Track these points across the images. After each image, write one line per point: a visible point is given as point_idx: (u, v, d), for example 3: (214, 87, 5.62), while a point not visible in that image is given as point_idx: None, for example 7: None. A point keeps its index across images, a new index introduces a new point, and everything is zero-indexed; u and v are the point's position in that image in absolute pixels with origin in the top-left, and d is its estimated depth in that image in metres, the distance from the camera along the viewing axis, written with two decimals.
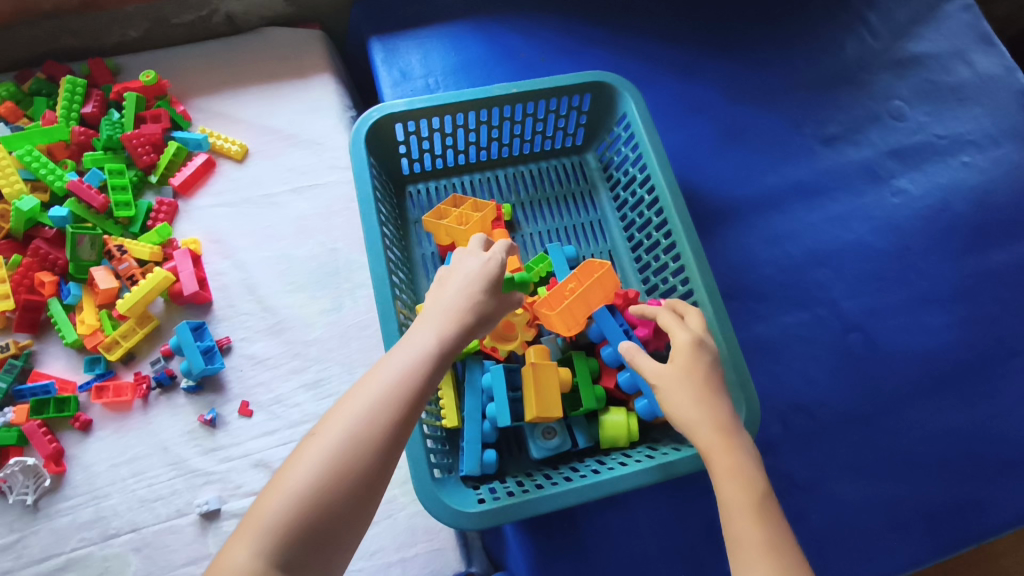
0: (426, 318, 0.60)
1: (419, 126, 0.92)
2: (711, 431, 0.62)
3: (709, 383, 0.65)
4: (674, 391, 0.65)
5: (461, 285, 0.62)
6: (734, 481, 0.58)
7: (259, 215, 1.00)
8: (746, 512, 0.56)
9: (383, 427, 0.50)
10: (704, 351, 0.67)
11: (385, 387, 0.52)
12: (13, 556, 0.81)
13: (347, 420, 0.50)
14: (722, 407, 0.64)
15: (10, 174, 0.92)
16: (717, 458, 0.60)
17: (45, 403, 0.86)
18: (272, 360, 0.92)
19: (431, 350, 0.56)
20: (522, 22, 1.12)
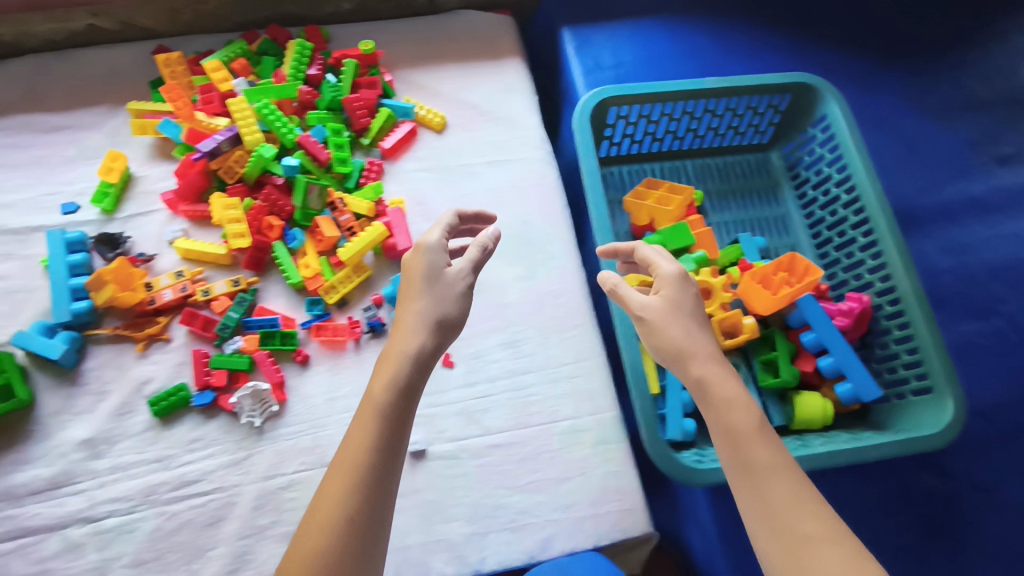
0: (383, 361, 0.67)
1: (629, 111, 0.98)
2: (703, 363, 0.65)
3: (692, 315, 0.68)
4: (664, 322, 0.68)
5: (405, 317, 0.69)
6: (733, 416, 0.62)
7: (457, 183, 1.07)
8: (752, 437, 0.61)
9: (366, 481, 0.61)
10: (687, 283, 0.70)
11: (360, 453, 0.62)
12: (241, 471, 0.88)
13: (341, 488, 0.61)
14: (707, 338, 0.67)
15: (251, 123, 0.98)
16: (717, 391, 0.64)
17: (271, 335, 0.93)
18: (473, 318, 0.99)
19: (394, 398, 0.64)
20: (707, 25, 1.18)
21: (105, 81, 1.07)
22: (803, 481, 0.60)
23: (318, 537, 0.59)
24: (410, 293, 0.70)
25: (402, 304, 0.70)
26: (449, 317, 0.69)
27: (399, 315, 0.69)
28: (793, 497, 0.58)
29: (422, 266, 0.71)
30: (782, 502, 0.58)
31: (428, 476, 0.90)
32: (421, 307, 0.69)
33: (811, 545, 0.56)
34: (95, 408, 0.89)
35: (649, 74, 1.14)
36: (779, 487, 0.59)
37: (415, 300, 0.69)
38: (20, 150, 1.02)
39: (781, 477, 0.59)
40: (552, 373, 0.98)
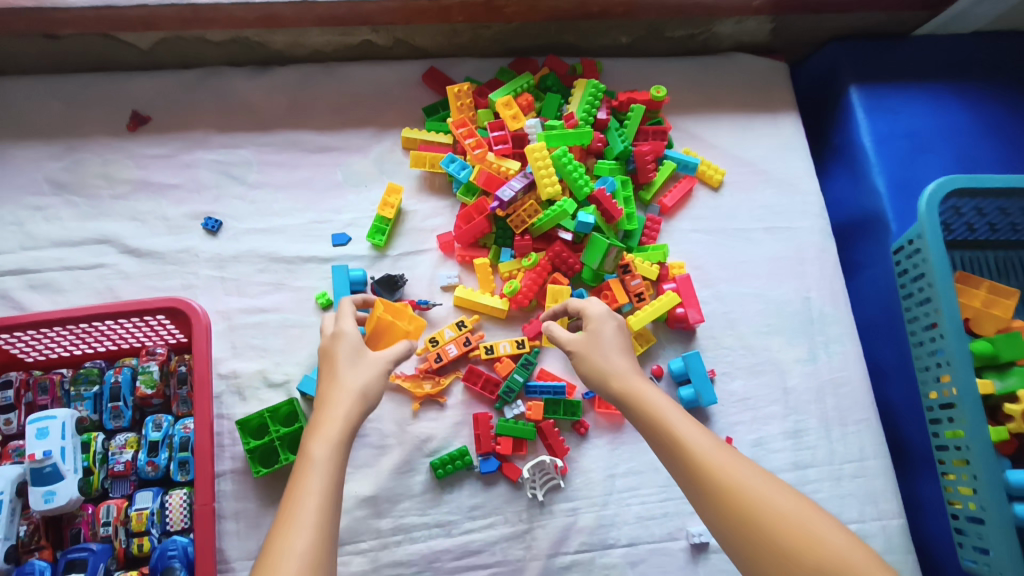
0: (316, 424, 0.65)
1: (967, 203, 0.90)
2: (617, 373, 0.70)
3: (615, 340, 0.74)
4: (593, 345, 0.73)
5: (335, 365, 0.70)
6: (646, 416, 0.65)
7: (735, 248, 1.00)
8: (666, 409, 0.65)
9: (329, 480, 0.59)
10: (613, 315, 0.76)
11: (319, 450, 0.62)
12: (523, 546, 0.84)
13: (306, 495, 0.58)
14: (626, 355, 0.72)
15: (550, 172, 0.91)
16: (632, 392, 0.68)
17: (557, 403, 0.88)
18: (754, 401, 0.93)
19: (345, 424, 0.65)
20: (1007, 97, 1.07)
21: (371, 101, 1.02)
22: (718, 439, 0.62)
23: (290, 543, 0.54)
24: (333, 367, 0.70)
25: (332, 364, 0.70)
26: (370, 391, 0.69)
27: (326, 384, 0.69)
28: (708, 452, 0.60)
29: (343, 352, 0.71)
30: (710, 458, 0.59)
31: (710, 569, 0.86)
32: (348, 383, 0.68)
33: (757, 500, 0.56)
34: (376, 462, 0.85)
35: (948, 151, 1.03)
36: (694, 445, 0.61)
37: (343, 368, 0.69)
38: (288, 169, 0.97)
39: (700, 439, 0.61)
40: (836, 470, 0.91)
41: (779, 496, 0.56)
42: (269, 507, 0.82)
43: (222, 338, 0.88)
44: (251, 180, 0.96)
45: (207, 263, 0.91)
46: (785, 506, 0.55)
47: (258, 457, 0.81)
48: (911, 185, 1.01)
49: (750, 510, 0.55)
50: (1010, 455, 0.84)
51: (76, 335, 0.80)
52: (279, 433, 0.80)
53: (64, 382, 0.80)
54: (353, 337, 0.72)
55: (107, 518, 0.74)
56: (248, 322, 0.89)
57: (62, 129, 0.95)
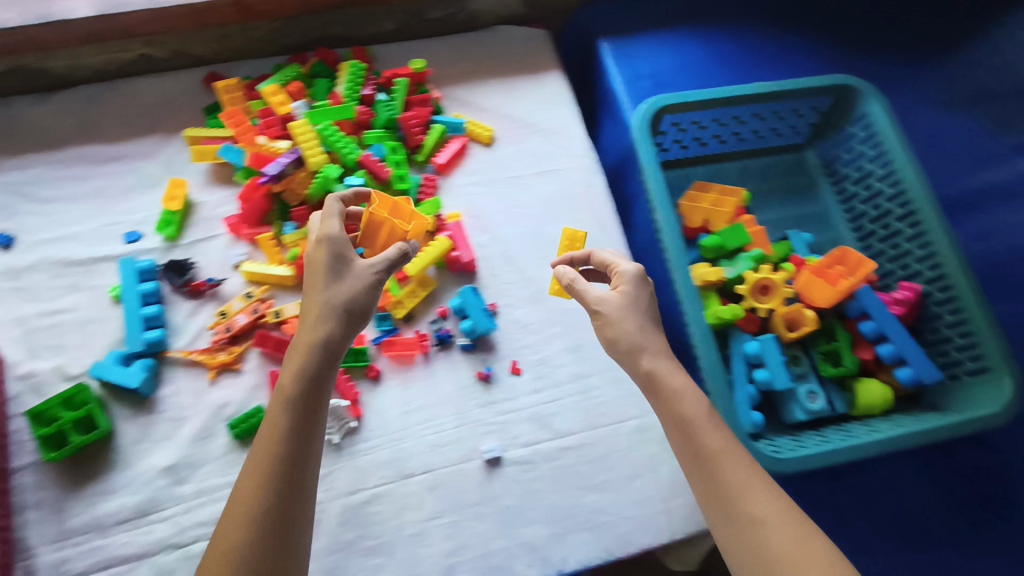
0: (293, 352, 0.71)
1: (682, 118, 1.01)
2: (659, 355, 0.72)
3: (647, 315, 0.75)
4: (620, 315, 0.74)
5: (311, 285, 0.73)
6: (678, 407, 0.69)
7: (510, 194, 1.10)
8: (700, 420, 0.68)
9: (293, 418, 0.67)
10: (646, 284, 0.78)
11: (288, 378, 0.69)
12: (324, 489, 0.89)
13: (272, 424, 0.67)
14: (656, 334, 0.75)
15: (315, 145, 1.00)
16: (669, 383, 0.70)
17: (345, 352, 0.96)
18: (535, 326, 1.01)
19: (319, 352, 0.69)
20: (737, 29, 1.21)
21: (155, 109, 1.09)
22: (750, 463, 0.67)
23: (250, 486, 0.64)
24: (313, 281, 0.73)
25: (311, 278, 0.74)
26: (349, 308, 0.72)
27: (304, 297, 0.73)
28: (748, 476, 0.65)
29: (320, 262, 0.74)
30: (736, 482, 0.65)
31: (506, 482, 0.92)
32: (324, 297, 0.72)
33: (772, 535, 0.61)
34: (175, 434, 0.90)
35: (686, 82, 1.16)
36: (726, 458, 0.66)
37: (320, 286, 0.72)
38: (78, 181, 1.03)
39: (727, 455, 0.66)
40: (615, 375, 1.00)
41: (802, 541, 0.61)
42: (68, 491, 0.85)
43: (17, 343, 0.92)
44: (42, 195, 1.01)
45: None
46: (791, 536, 0.61)
47: (51, 442, 0.87)
48: None
49: (760, 530, 0.62)
50: (754, 332, 0.95)
51: None
52: (67, 418, 0.86)
53: None
54: (331, 247, 0.73)
55: None
56: (42, 325, 0.93)
57: None
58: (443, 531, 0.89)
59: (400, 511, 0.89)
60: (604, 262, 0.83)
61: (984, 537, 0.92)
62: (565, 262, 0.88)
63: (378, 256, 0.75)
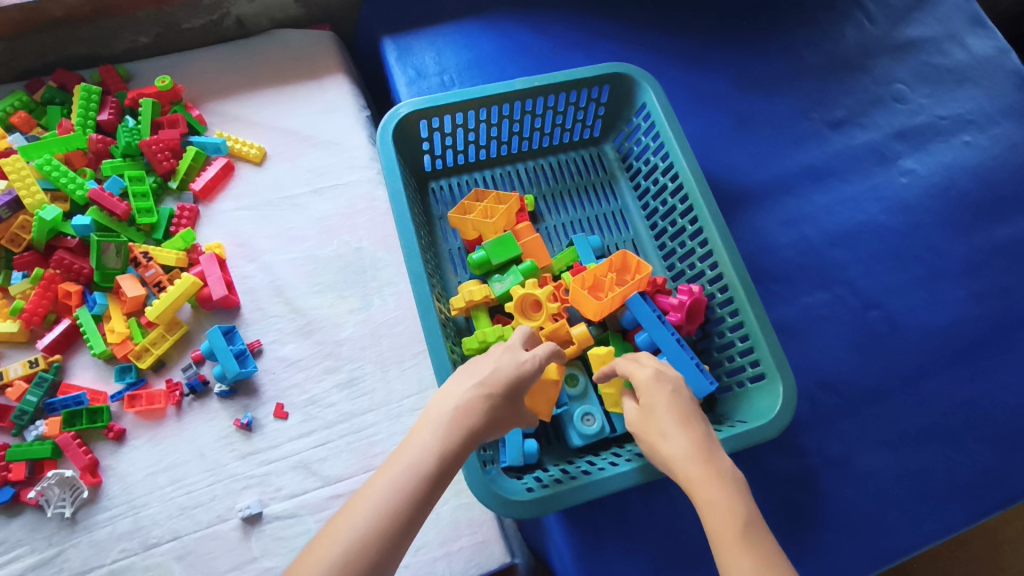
0: (392, 462, 0.58)
1: (441, 122, 0.93)
2: (678, 464, 0.63)
3: (673, 417, 0.66)
4: (649, 429, 0.67)
5: (477, 379, 0.63)
6: (712, 519, 0.59)
7: (281, 217, 1.00)
8: (732, 543, 0.57)
9: (416, 487, 0.56)
10: (663, 384, 0.68)
11: (426, 449, 0.58)
12: (53, 571, 0.80)
13: (376, 494, 0.55)
14: (698, 435, 0.65)
15: (31, 183, 0.90)
16: (695, 493, 0.61)
17: (78, 415, 0.86)
18: (304, 361, 0.92)
19: (459, 433, 0.60)
20: (532, 19, 1.14)
21: None
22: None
23: None
24: (466, 376, 0.64)
25: (471, 371, 0.65)
26: (496, 411, 0.63)
27: (441, 397, 0.63)
28: None
29: (493, 365, 0.65)
30: None
31: (265, 541, 0.83)
32: (458, 403, 0.61)
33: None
34: None
35: (475, 78, 1.08)
36: None
37: (487, 376, 0.64)
38: None
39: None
40: (394, 409, 0.91)
41: None
42: None
43: None
44: None
45: None
46: None
47: None
48: None
49: None
50: None
51: None
52: None
53: None
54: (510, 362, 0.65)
55: None
56: None
57: None
58: None
59: None
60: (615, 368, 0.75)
61: (798, 551, 0.82)
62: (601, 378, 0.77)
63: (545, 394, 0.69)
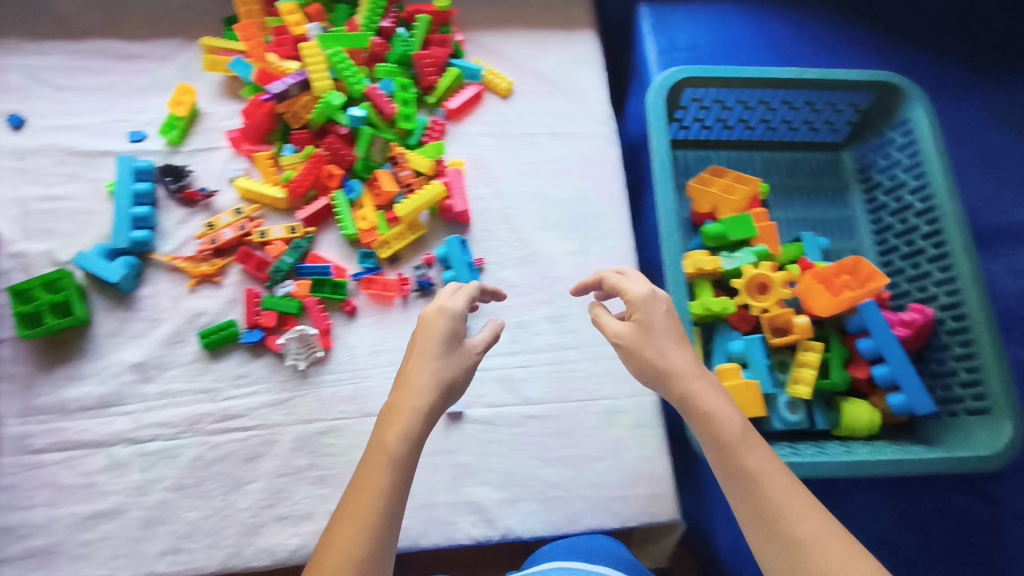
0: (372, 453, 0.62)
1: (704, 94, 0.95)
2: (675, 378, 0.65)
3: (666, 331, 0.68)
4: (643, 343, 0.68)
5: (429, 354, 0.67)
6: (710, 427, 0.62)
7: (519, 152, 1.06)
8: (740, 442, 0.61)
9: (395, 486, 0.60)
10: (659, 303, 0.69)
11: (398, 440, 0.62)
12: (284, 412, 0.90)
13: (367, 482, 0.60)
14: (685, 347, 0.68)
15: (322, 70, 0.97)
16: (694, 402, 0.64)
17: (324, 283, 0.95)
18: (520, 288, 0.99)
19: (422, 420, 0.64)
20: (790, 12, 1.13)
21: (181, 11, 1.07)
22: (789, 478, 0.59)
23: None
24: (422, 353, 0.67)
25: (416, 349, 0.68)
26: (447, 378, 0.67)
27: (402, 382, 0.66)
28: (775, 497, 0.58)
29: (438, 331, 0.69)
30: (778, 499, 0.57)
31: (463, 438, 0.91)
32: (428, 384, 0.66)
33: (825, 555, 0.54)
34: (149, 333, 0.91)
35: (725, 60, 1.10)
36: (759, 476, 0.59)
37: (428, 354, 0.67)
38: (94, 73, 1.03)
39: (768, 475, 0.59)
40: (595, 351, 0.97)
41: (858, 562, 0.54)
42: (41, 369, 0.88)
43: (14, 222, 0.94)
44: (57, 83, 1.02)
45: (7, 155, 0.97)
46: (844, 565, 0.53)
47: (29, 321, 0.88)
48: None
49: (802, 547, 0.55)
50: (745, 331, 0.91)
51: None
52: (48, 300, 0.86)
53: None
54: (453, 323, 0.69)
55: None
56: (42, 209, 0.95)
57: None
58: None
59: (353, 447, 0.90)
60: (608, 282, 0.74)
61: None
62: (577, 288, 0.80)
63: (482, 337, 0.73)
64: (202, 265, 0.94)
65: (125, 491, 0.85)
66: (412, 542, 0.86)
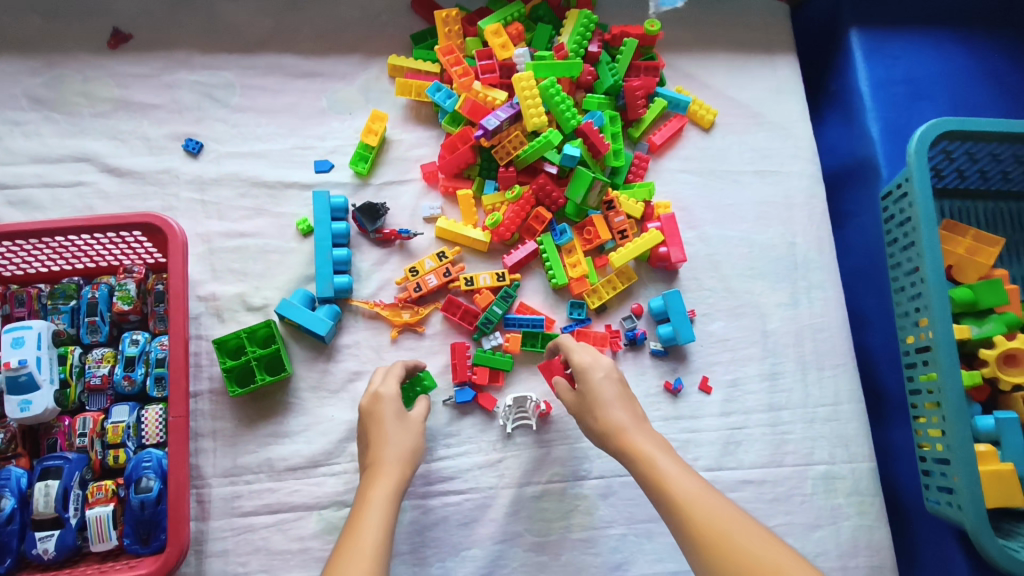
0: (361, 507, 0.63)
1: (957, 146, 0.88)
2: (605, 428, 0.71)
3: (604, 387, 0.73)
4: (585, 404, 0.73)
5: (392, 419, 0.71)
6: (636, 465, 0.67)
7: (721, 190, 0.99)
8: (655, 464, 0.66)
9: (386, 521, 0.61)
10: (596, 364, 0.75)
11: (383, 491, 0.64)
12: (496, 474, 0.85)
13: (368, 533, 0.59)
14: (618, 396, 0.73)
15: (537, 103, 0.89)
16: (626, 443, 0.69)
17: (535, 336, 0.88)
18: (731, 343, 0.93)
19: (399, 479, 0.66)
20: (1011, 45, 1.04)
21: (360, 24, 0.99)
22: (708, 489, 0.63)
23: None
24: (387, 421, 0.71)
25: (383, 424, 0.71)
26: (410, 454, 0.70)
27: (373, 446, 0.70)
28: (688, 505, 0.61)
29: (387, 400, 0.73)
30: (693, 509, 0.61)
31: None
32: (397, 440, 0.70)
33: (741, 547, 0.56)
34: (350, 387, 0.85)
35: (946, 98, 1.01)
36: (678, 489, 0.63)
37: (390, 421, 0.71)
38: (272, 93, 0.95)
39: (688, 490, 0.62)
40: (809, 413, 0.91)
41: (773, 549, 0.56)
42: (244, 426, 0.83)
43: (200, 261, 0.88)
44: (233, 104, 0.94)
45: (187, 185, 0.90)
46: (761, 550, 0.56)
47: (235, 377, 0.82)
48: (902, 131, 0.99)
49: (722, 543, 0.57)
50: (981, 401, 0.86)
51: (50, 249, 0.79)
52: (256, 353, 0.81)
53: (42, 296, 0.80)
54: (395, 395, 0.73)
55: (82, 430, 0.75)
56: (228, 246, 0.89)
57: (41, 44, 0.93)
58: (612, 543, 0.84)
59: (568, 513, 0.85)
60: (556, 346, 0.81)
61: None
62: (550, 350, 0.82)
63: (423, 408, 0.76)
64: (404, 314, 0.88)
65: None
66: None
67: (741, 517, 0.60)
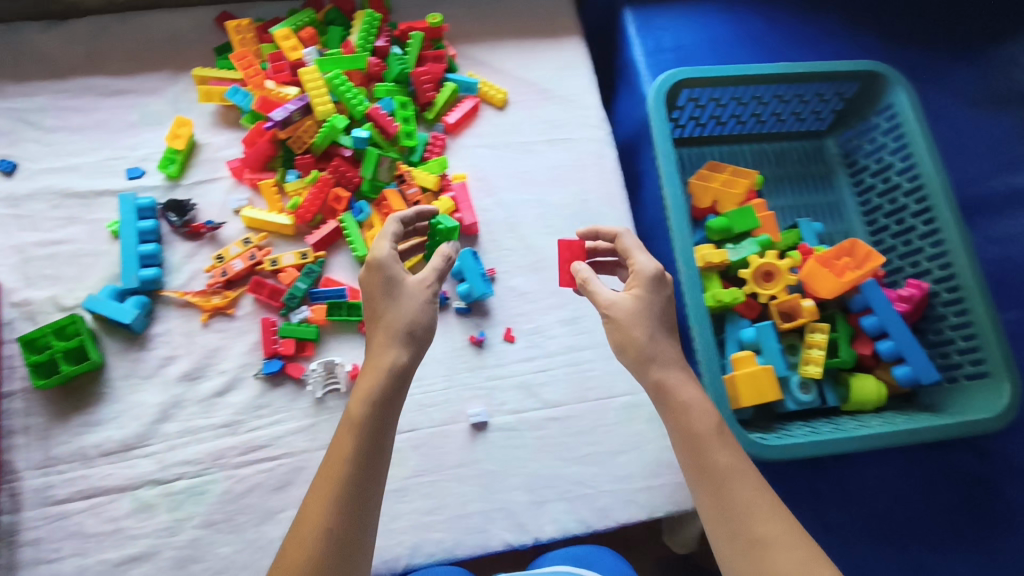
0: (341, 432, 0.65)
1: (701, 93, 0.98)
2: (671, 359, 0.68)
3: (660, 313, 0.70)
4: (620, 320, 0.69)
5: (394, 321, 0.69)
6: (683, 418, 0.66)
7: (516, 160, 1.08)
8: (709, 437, 0.64)
9: (357, 460, 0.63)
10: (660, 285, 0.72)
11: (365, 416, 0.64)
12: (308, 438, 0.89)
13: (338, 471, 0.62)
14: (670, 339, 0.70)
15: (323, 93, 0.98)
16: (676, 394, 0.67)
17: (339, 306, 0.93)
18: (532, 295, 1.01)
19: (371, 400, 0.65)
20: (765, 8, 1.17)
21: (168, 45, 1.07)
22: (762, 483, 0.63)
23: None
24: (382, 309, 0.70)
25: (393, 309, 0.70)
26: (405, 358, 0.68)
27: (369, 350, 0.69)
28: (740, 493, 0.61)
29: (379, 281, 0.71)
30: (742, 501, 0.61)
31: (488, 447, 0.92)
32: (390, 346, 0.68)
33: (778, 556, 0.58)
34: (163, 371, 0.90)
35: (711, 58, 1.13)
36: (731, 473, 0.62)
37: (392, 324, 0.69)
38: (84, 112, 1.02)
39: (735, 475, 0.62)
40: (608, 350, 0.98)
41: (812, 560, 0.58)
42: (56, 419, 0.87)
43: (13, 270, 0.93)
44: (46, 125, 1.01)
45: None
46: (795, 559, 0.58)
47: (40, 370, 0.87)
48: None
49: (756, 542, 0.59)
50: (753, 318, 0.94)
51: None
52: (59, 346, 0.86)
53: None
54: (387, 269, 0.71)
55: None
56: (42, 254, 0.94)
57: None
58: (423, 489, 0.89)
59: None
60: (619, 240, 0.78)
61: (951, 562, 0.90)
62: (588, 234, 0.83)
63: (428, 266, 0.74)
64: (211, 299, 0.93)
65: (155, 532, 0.83)
66: (446, 554, 0.86)
67: (778, 513, 0.61)
